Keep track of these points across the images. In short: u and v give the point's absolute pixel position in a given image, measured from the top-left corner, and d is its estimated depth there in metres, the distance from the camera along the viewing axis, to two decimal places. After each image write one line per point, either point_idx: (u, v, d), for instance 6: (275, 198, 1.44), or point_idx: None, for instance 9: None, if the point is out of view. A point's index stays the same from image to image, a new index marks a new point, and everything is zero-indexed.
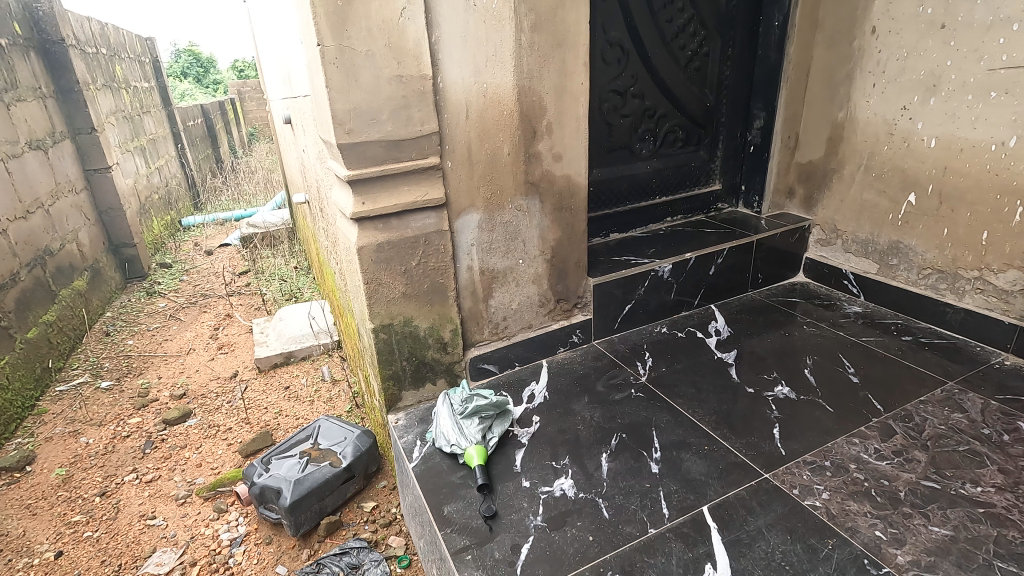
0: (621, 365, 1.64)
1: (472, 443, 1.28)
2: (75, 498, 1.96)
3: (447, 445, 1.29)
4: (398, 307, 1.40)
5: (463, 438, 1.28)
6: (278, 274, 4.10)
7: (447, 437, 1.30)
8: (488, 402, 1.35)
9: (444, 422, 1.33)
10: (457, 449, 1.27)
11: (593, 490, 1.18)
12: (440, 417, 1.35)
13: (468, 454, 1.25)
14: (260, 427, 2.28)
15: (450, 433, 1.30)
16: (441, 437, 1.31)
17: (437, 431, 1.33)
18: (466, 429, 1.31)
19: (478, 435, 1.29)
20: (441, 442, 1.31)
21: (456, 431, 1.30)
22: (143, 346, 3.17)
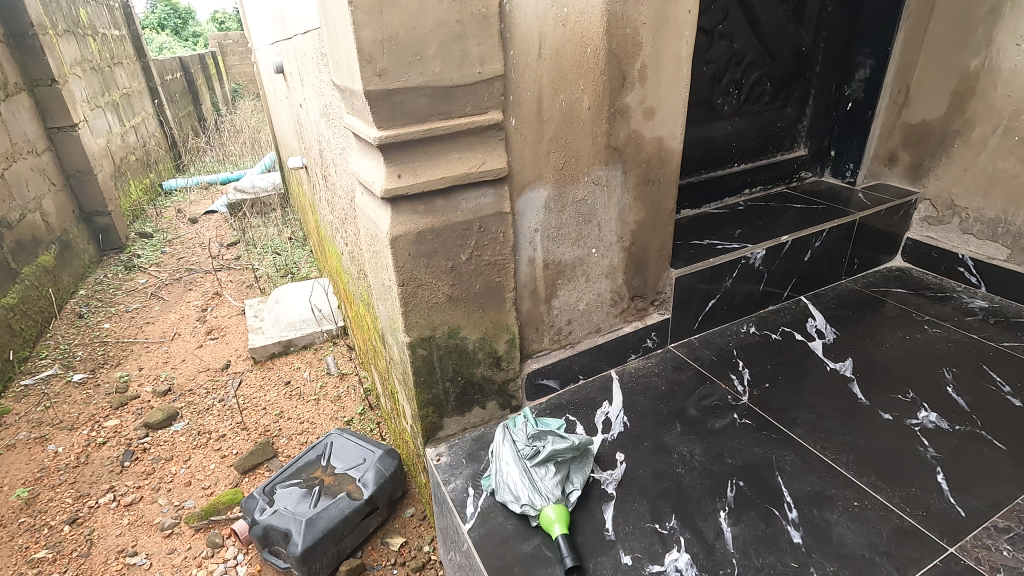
0: (711, 377, 1.32)
1: (550, 501, 0.96)
2: (40, 527, 1.64)
3: (516, 503, 0.97)
4: (441, 315, 1.06)
5: (538, 495, 0.96)
6: (271, 246, 3.71)
7: (515, 491, 0.98)
8: (567, 443, 1.02)
9: (508, 470, 1.01)
10: (531, 511, 0.96)
11: (722, 572, 0.88)
12: (502, 462, 1.02)
13: (546, 517, 0.94)
14: (258, 434, 1.96)
15: (519, 486, 0.98)
16: (506, 490, 0.99)
17: (500, 480, 1.01)
18: (540, 480, 0.99)
19: (556, 491, 0.97)
20: (505, 497, 0.99)
21: (526, 483, 0.98)
22: (121, 331, 2.81)
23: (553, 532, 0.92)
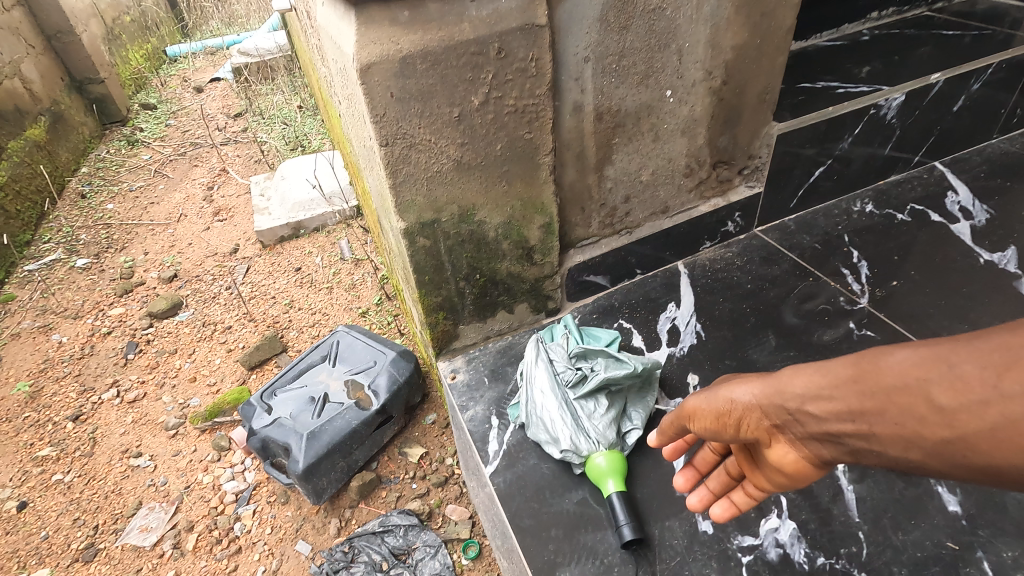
0: (814, 272, 0.99)
1: (600, 445, 0.71)
2: (45, 423, 1.55)
3: (553, 445, 0.73)
4: (447, 188, 0.74)
5: (583, 437, 0.71)
6: (280, 115, 3.33)
7: (552, 429, 0.73)
8: (626, 369, 0.75)
9: (542, 401, 0.76)
10: (574, 457, 0.71)
11: (843, 550, 0.63)
12: (534, 390, 0.77)
13: (594, 469, 0.69)
14: (267, 326, 1.78)
15: (557, 423, 0.73)
16: (539, 427, 0.75)
17: (531, 414, 0.76)
18: (587, 416, 0.74)
19: (608, 432, 0.72)
20: (538, 435, 0.75)
21: (567, 420, 0.73)
22: (125, 212, 2.61)
23: (605, 489, 0.68)
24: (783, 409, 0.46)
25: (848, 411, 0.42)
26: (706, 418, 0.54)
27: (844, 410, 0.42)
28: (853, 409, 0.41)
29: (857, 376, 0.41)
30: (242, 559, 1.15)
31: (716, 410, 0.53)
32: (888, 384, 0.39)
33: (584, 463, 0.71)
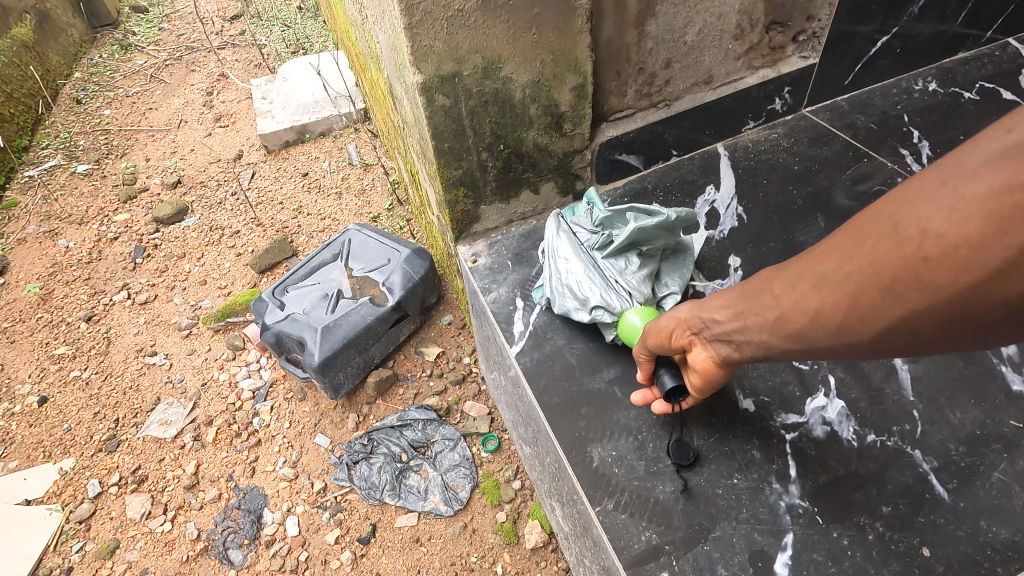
0: (869, 153, 0.90)
1: (629, 306, 0.66)
2: (58, 324, 1.53)
3: (582, 310, 0.69)
4: (469, 34, 0.65)
5: (615, 297, 0.67)
6: (279, 17, 3.11)
7: (581, 294, 0.69)
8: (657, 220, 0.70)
9: (567, 268, 0.72)
10: (606, 318, 0.67)
11: (897, 428, 0.58)
12: (558, 259, 0.73)
13: (627, 327, 0.64)
14: (276, 231, 1.72)
15: (583, 288, 0.69)
16: (564, 295, 0.71)
17: (555, 283, 0.73)
18: (616, 279, 0.70)
19: (638, 293, 0.68)
20: (563, 305, 0.71)
21: (594, 283, 0.69)
22: (123, 118, 2.50)
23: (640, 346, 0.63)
24: (699, 320, 0.51)
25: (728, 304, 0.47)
26: (655, 333, 0.56)
27: (735, 314, 0.46)
28: (737, 311, 0.46)
29: (741, 285, 0.46)
30: (262, 451, 1.16)
31: (659, 329, 0.56)
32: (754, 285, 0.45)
33: (615, 324, 0.66)
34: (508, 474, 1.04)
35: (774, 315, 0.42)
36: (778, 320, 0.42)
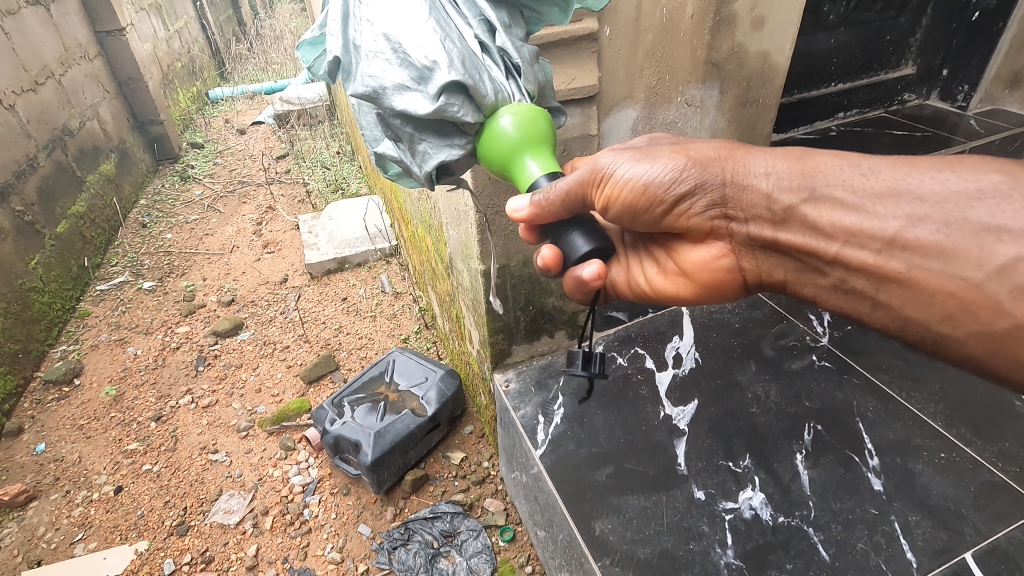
0: (789, 316, 1.26)
1: (502, 106, 0.69)
2: (129, 422, 1.79)
3: (419, 93, 0.66)
4: (517, 244, 1.03)
5: (470, 78, 0.65)
6: (320, 160, 3.67)
7: (419, 65, 0.65)
8: None
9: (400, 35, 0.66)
10: (464, 113, 0.66)
11: (798, 512, 0.88)
12: (387, 13, 0.67)
13: (499, 124, 0.68)
14: (321, 347, 2.03)
15: (425, 59, 0.65)
16: (397, 72, 0.65)
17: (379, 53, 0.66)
18: (467, 51, 0.68)
19: (497, 88, 0.68)
20: (393, 83, 0.65)
21: (439, 54, 0.65)
22: (183, 241, 2.90)
23: (516, 154, 0.69)
24: (774, 210, 0.73)
25: (858, 228, 0.66)
26: (634, 189, 0.73)
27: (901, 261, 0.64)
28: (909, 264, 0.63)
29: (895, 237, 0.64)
30: (313, 537, 1.38)
31: (649, 181, 0.73)
32: (949, 251, 0.61)
33: (484, 130, 0.69)
34: (521, 560, 1.27)
35: (960, 274, 0.60)
36: (958, 278, 0.61)
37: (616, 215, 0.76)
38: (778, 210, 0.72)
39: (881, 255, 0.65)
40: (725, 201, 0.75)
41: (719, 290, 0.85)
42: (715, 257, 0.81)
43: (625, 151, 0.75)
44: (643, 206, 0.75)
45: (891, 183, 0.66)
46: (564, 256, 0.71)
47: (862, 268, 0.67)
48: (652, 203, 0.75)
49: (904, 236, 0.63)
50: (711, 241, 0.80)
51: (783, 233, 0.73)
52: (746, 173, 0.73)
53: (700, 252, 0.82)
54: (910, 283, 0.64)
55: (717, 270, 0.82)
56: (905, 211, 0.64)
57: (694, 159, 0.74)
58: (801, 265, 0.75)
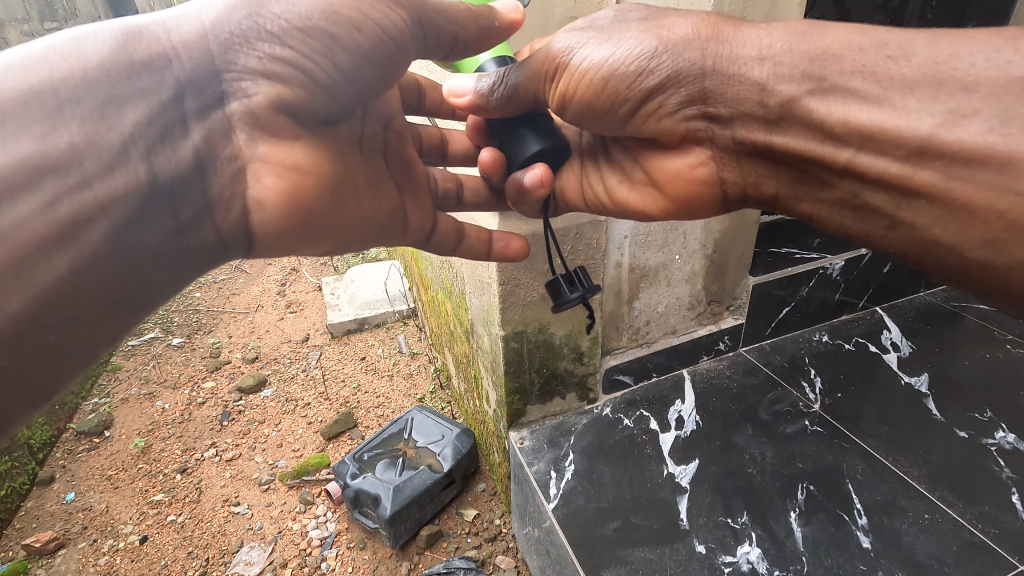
0: (783, 383, 1.36)
1: None
2: (156, 474, 1.86)
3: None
4: (534, 312, 1.15)
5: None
6: None
7: None
8: None
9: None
10: None
11: (791, 567, 0.95)
12: None
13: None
14: (340, 405, 2.13)
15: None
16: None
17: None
18: None
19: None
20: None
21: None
22: (211, 300, 3.07)
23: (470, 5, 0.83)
24: (769, 112, 0.74)
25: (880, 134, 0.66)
26: (596, 83, 0.76)
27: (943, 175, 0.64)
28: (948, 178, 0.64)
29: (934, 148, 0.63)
30: None
31: (616, 77, 0.75)
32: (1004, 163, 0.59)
33: None
34: None
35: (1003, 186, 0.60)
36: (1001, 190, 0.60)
37: (579, 110, 0.80)
38: (776, 103, 0.73)
39: (908, 162, 0.66)
40: (695, 96, 0.77)
41: (694, 201, 0.88)
42: (692, 163, 0.84)
43: (593, 27, 0.77)
44: (605, 105, 0.78)
45: (922, 71, 0.64)
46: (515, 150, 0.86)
47: (883, 178, 0.69)
48: (615, 98, 0.77)
49: (940, 136, 0.63)
50: (693, 150, 0.83)
51: (772, 136, 0.76)
52: (731, 62, 0.74)
53: (678, 162, 0.85)
54: (948, 204, 0.65)
55: (692, 179, 0.86)
56: (946, 106, 0.62)
57: (670, 37, 0.75)
58: (799, 175, 0.79)
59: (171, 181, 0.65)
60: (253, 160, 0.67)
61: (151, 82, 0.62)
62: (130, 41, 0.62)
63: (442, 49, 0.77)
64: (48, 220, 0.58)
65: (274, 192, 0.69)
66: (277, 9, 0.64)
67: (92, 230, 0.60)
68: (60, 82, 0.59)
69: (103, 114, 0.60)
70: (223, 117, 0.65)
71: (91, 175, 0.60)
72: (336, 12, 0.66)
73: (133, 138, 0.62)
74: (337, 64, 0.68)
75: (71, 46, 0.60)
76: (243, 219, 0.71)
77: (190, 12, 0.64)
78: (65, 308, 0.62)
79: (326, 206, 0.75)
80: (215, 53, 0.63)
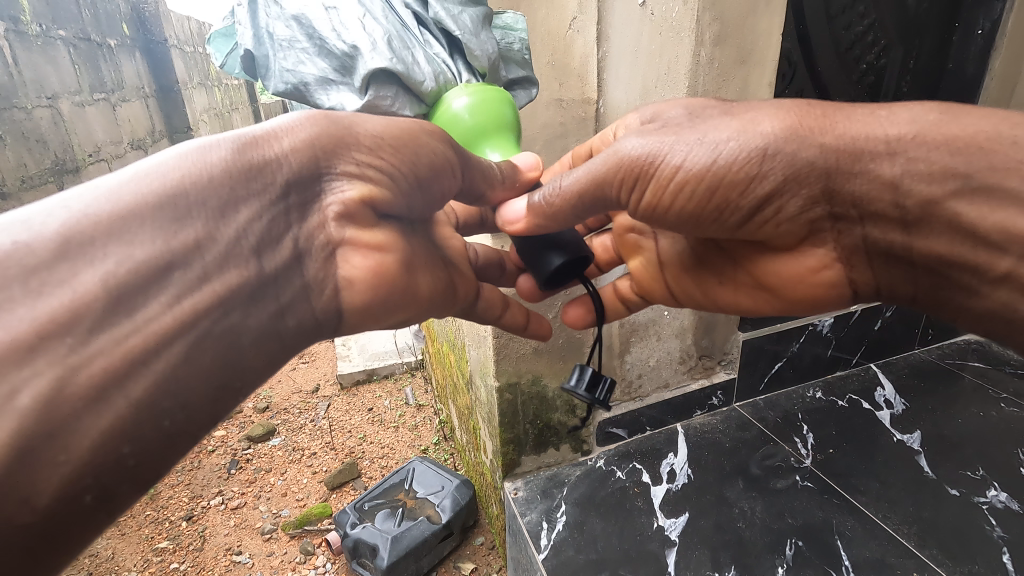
0: (775, 438, 1.38)
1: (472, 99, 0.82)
2: (162, 521, 1.90)
3: (346, 86, 0.81)
4: (527, 365, 1.21)
5: (399, 65, 0.78)
6: None
7: (340, 55, 0.79)
8: None
9: (319, 24, 0.79)
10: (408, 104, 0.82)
11: None
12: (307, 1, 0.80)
13: (456, 104, 0.80)
14: (345, 455, 2.16)
15: (344, 47, 0.79)
16: (316, 64, 0.80)
17: (297, 45, 0.80)
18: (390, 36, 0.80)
19: (435, 69, 0.81)
20: (317, 73, 0.80)
21: (358, 40, 0.78)
22: None
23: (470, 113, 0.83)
24: (902, 216, 0.66)
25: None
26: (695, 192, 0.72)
27: None
28: None
29: None
30: None
31: (725, 185, 0.70)
32: None
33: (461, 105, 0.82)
34: None
35: None
36: None
37: (678, 216, 0.75)
38: (912, 206, 0.65)
39: None
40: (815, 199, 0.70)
41: (812, 302, 0.83)
42: (811, 267, 0.79)
43: (673, 128, 0.72)
44: (710, 212, 0.74)
45: None
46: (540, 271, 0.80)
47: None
48: (722, 207, 0.73)
49: None
50: (811, 250, 0.77)
51: (913, 242, 0.68)
52: (854, 166, 0.67)
53: (792, 263, 0.80)
54: None
55: (809, 283, 0.81)
56: None
57: (779, 133, 0.68)
58: (937, 281, 0.70)
59: (277, 273, 0.60)
60: (342, 243, 0.65)
61: (265, 183, 0.58)
62: (247, 147, 0.58)
63: (471, 193, 0.76)
64: (170, 319, 0.51)
65: (365, 273, 0.67)
66: (368, 126, 0.65)
67: (205, 323, 0.53)
68: (189, 186, 0.54)
69: (223, 212, 0.56)
70: (324, 211, 0.63)
71: (209, 269, 0.54)
72: (412, 131, 0.68)
73: (247, 231, 0.57)
74: (418, 175, 0.68)
75: (192, 154, 0.56)
76: (333, 301, 0.66)
77: (292, 118, 0.62)
78: (169, 413, 0.51)
79: (404, 288, 0.72)
80: (320, 158, 0.62)
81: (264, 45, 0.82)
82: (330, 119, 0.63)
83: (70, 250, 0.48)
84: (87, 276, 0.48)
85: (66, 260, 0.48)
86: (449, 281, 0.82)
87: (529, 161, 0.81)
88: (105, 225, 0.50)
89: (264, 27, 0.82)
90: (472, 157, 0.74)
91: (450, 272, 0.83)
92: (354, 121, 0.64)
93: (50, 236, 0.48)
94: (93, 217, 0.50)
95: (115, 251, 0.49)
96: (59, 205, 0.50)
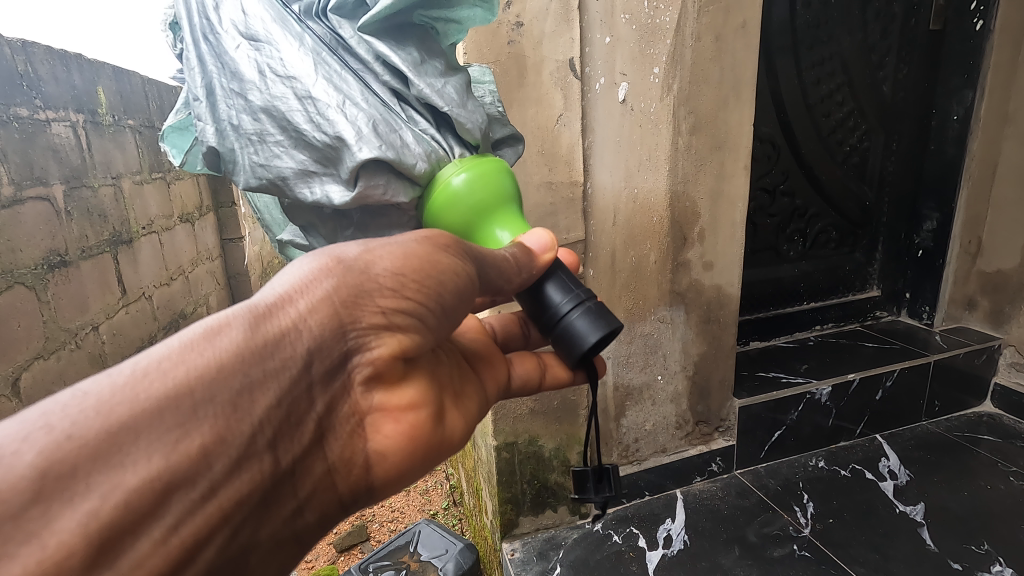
0: (775, 507, 1.38)
1: (458, 174, 0.73)
2: None
3: (329, 177, 0.72)
4: (524, 425, 1.27)
5: (390, 151, 0.68)
6: None
7: (320, 146, 0.69)
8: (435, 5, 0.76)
9: (293, 111, 0.69)
10: (397, 195, 0.72)
11: None
12: (270, 78, 0.69)
13: (449, 179, 0.73)
14: (356, 518, 2.19)
15: (327, 135, 0.68)
16: (293, 156, 0.70)
17: (268, 139, 0.70)
18: (377, 113, 0.70)
19: (426, 149, 0.72)
20: (296, 165, 0.71)
21: (343, 127, 0.67)
22: None
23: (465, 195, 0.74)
24: None
25: None
26: None
27: None
28: None
29: None
30: None
31: None
32: None
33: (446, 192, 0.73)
34: None
35: None
36: None
37: None
38: None
39: None
40: None
41: None
42: None
43: None
44: None
45: None
46: (577, 348, 0.69)
47: None
48: None
49: None
50: None
51: None
52: None
53: None
54: None
55: None
56: None
57: None
58: None
59: (294, 466, 0.51)
60: (370, 413, 0.56)
61: (284, 359, 0.48)
62: (259, 320, 0.48)
63: (491, 290, 0.68)
64: (160, 561, 0.41)
65: (397, 442, 0.57)
66: (387, 261, 0.54)
67: (209, 550, 0.45)
68: (194, 378, 0.43)
69: (236, 405, 0.45)
70: (350, 375, 0.53)
71: (217, 483, 0.44)
72: (433, 255, 0.57)
73: (263, 427, 0.47)
74: (447, 306, 0.58)
75: (197, 335, 0.45)
76: (359, 482, 0.57)
77: (298, 272, 0.51)
78: None
79: (444, 443, 0.63)
80: (342, 313, 0.51)
81: (228, 139, 0.72)
82: (345, 261, 0.52)
83: (45, 494, 0.37)
84: (65, 521, 0.37)
85: (41, 502, 0.37)
86: (483, 395, 0.75)
87: (541, 240, 0.73)
88: (91, 448, 0.39)
89: (225, 119, 0.72)
90: (484, 252, 0.64)
91: (479, 375, 0.78)
92: (371, 258, 0.53)
93: (24, 469, 0.37)
94: (80, 439, 0.39)
95: (100, 483, 0.39)
96: (36, 421, 0.39)
